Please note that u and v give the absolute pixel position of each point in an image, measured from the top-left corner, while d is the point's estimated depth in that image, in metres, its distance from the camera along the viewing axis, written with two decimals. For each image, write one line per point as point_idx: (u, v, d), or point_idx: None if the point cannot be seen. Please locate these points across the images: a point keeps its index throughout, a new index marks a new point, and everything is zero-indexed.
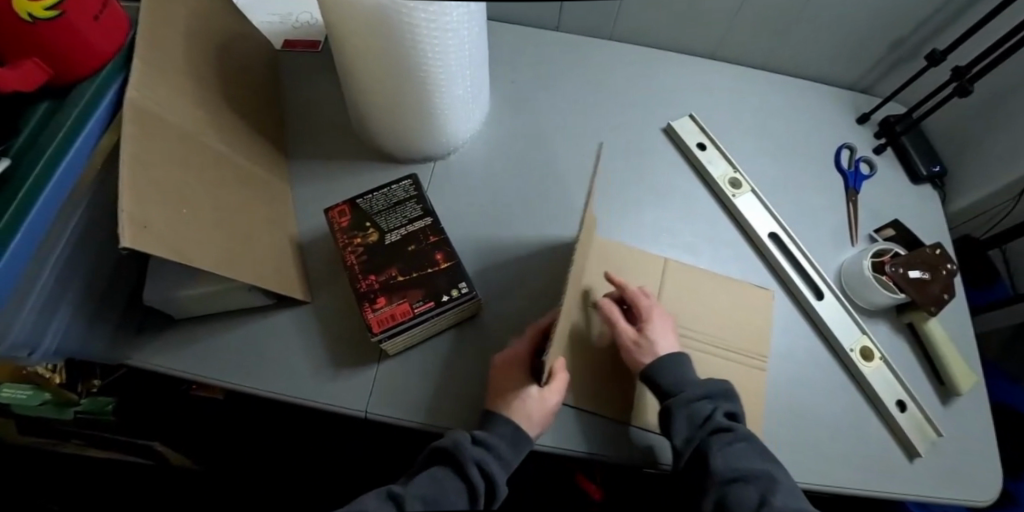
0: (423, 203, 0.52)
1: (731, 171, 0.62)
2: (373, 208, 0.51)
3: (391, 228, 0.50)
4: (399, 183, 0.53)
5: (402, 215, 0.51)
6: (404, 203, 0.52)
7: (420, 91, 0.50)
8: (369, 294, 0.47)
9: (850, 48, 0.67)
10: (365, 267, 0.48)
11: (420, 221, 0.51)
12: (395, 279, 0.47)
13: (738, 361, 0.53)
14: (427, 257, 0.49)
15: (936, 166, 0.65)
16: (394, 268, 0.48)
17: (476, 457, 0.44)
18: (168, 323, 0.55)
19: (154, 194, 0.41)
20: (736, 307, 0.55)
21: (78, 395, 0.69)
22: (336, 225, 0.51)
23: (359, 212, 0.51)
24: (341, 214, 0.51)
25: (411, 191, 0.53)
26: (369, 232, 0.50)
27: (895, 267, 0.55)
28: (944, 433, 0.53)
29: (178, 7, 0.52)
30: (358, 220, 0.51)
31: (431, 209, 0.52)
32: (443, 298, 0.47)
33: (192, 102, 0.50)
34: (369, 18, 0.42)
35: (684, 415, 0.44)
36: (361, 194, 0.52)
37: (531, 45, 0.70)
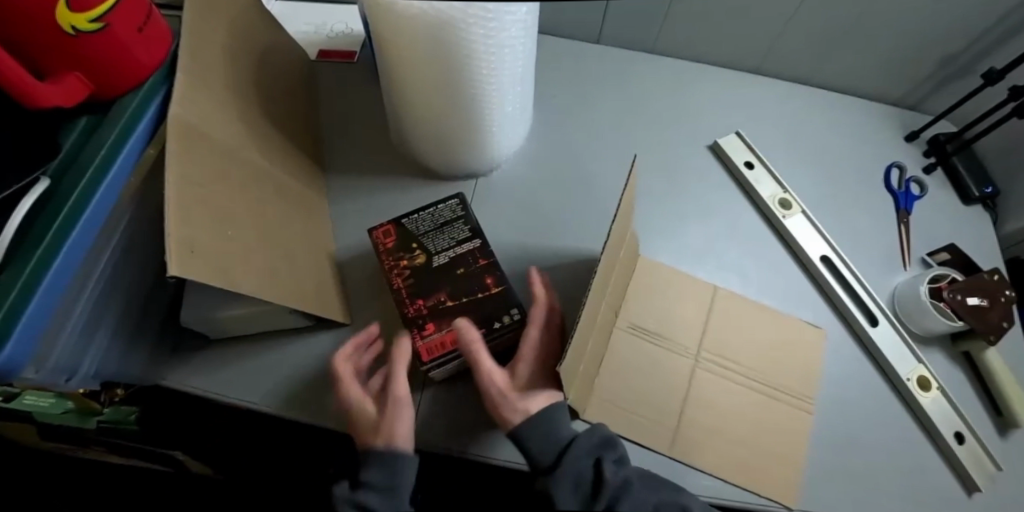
0: (471, 224, 0.51)
1: (780, 192, 0.60)
2: (419, 228, 0.50)
3: (439, 250, 0.49)
4: (446, 201, 0.52)
5: (450, 237, 0.49)
6: (451, 224, 0.50)
7: (469, 106, 0.49)
8: (416, 319, 0.45)
9: (901, 65, 0.65)
10: (412, 291, 0.47)
11: (468, 242, 0.49)
12: (444, 304, 0.46)
13: (788, 402, 0.51)
14: (477, 281, 0.47)
15: (989, 187, 0.63)
16: (443, 293, 0.46)
17: (344, 493, 0.44)
18: (203, 345, 0.54)
19: (202, 216, 0.40)
20: (782, 337, 0.54)
21: (101, 403, 0.65)
22: (380, 245, 0.49)
23: (404, 232, 0.50)
24: (386, 234, 0.50)
25: (460, 210, 0.51)
26: (415, 254, 0.48)
27: (953, 293, 0.53)
28: (1004, 467, 0.51)
29: (219, 21, 0.51)
30: (402, 241, 0.49)
31: (480, 230, 0.50)
32: (494, 325, 0.45)
33: (234, 117, 0.49)
34: (425, 34, 0.40)
35: (565, 468, 0.40)
36: (408, 211, 0.51)
37: (573, 58, 0.68)
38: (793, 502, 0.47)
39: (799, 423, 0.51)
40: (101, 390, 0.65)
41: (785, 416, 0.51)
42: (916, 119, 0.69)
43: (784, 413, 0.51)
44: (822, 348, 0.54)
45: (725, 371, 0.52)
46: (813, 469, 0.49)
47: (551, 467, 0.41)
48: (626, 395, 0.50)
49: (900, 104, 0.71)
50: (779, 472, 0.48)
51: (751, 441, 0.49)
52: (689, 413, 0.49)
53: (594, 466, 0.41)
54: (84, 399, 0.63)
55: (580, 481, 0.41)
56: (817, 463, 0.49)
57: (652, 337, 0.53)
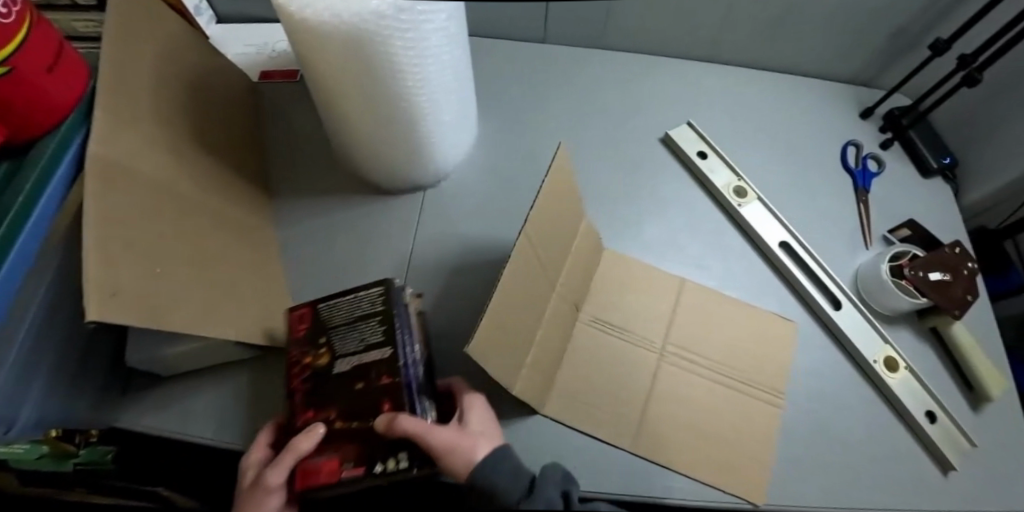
0: (388, 324, 0.39)
1: (735, 180, 0.59)
2: (334, 319, 0.42)
3: (344, 354, 0.40)
4: (368, 289, 0.41)
5: (359, 337, 0.40)
6: (366, 320, 0.40)
7: (403, 120, 0.48)
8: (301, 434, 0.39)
9: (851, 42, 0.63)
10: (308, 396, 0.41)
11: (378, 350, 0.39)
12: (334, 424, 0.38)
13: (754, 396, 0.50)
14: (372, 405, 0.37)
15: (946, 158, 0.63)
16: (335, 410, 0.39)
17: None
18: (156, 382, 0.52)
19: (126, 257, 0.39)
20: (746, 327, 0.53)
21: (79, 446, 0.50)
22: (293, 334, 0.43)
23: (320, 318, 0.43)
24: (301, 319, 0.44)
25: (377, 304, 0.40)
26: (321, 349, 0.41)
27: (914, 270, 0.52)
28: (978, 443, 0.51)
29: (147, 50, 0.50)
30: (313, 331, 0.43)
31: (396, 337, 0.39)
32: (375, 468, 0.36)
33: (163, 148, 0.48)
34: (342, 48, 0.39)
35: (534, 497, 0.36)
36: (333, 295, 0.43)
37: (518, 58, 0.66)
38: (763, 498, 0.46)
39: (765, 416, 0.50)
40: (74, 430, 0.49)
41: (751, 409, 0.50)
42: (872, 95, 0.68)
43: (750, 407, 0.50)
44: (793, 341, 0.53)
45: (689, 367, 0.51)
46: (783, 461, 0.48)
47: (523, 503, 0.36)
48: (588, 401, 0.48)
49: (855, 81, 0.69)
50: (748, 469, 0.47)
51: (723, 437, 0.48)
52: (655, 414, 0.48)
53: (560, 498, 0.37)
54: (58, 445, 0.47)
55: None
56: (786, 454, 0.48)
57: (614, 335, 0.52)
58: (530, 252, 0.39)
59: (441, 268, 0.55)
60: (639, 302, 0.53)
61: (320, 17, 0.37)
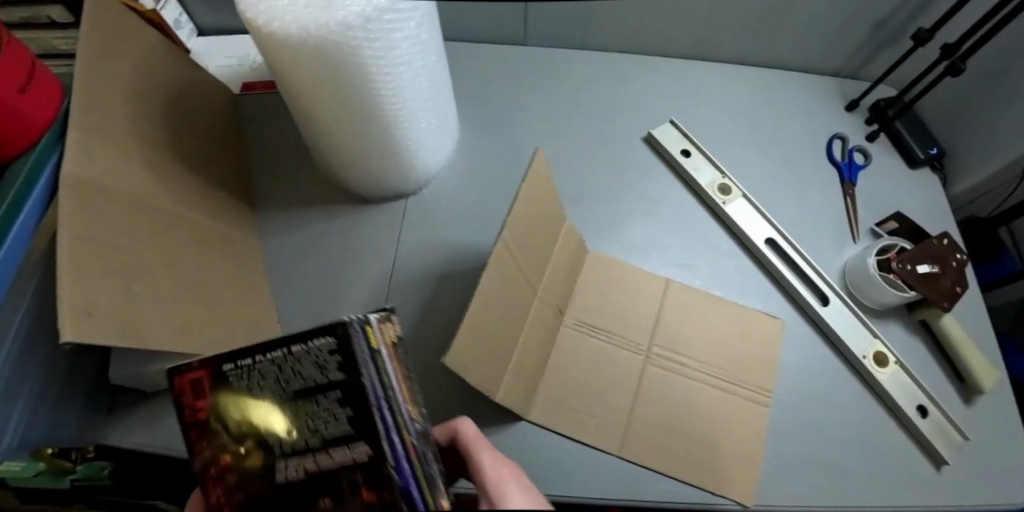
0: (355, 402, 0.24)
1: (719, 177, 0.58)
2: (261, 396, 0.25)
3: (288, 454, 0.24)
4: (312, 342, 0.24)
5: (314, 424, 0.24)
6: (318, 400, 0.24)
7: (380, 129, 0.47)
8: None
9: (834, 35, 0.63)
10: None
11: (348, 446, 0.24)
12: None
13: (743, 396, 0.50)
14: None
15: (933, 148, 0.62)
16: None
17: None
18: (142, 398, 0.52)
19: (103, 275, 0.39)
20: (733, 326, 0.52)
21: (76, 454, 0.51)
22: (187, 415, 0.25)
23: (232, 392, 0.25)
24: (195, 388, 0.25)
25: (336, 365, 0.24)
26: (245, 446, 0.25)
27: (902, 263, 0.52)
28: (971, 436, 0.50)
29: (123, 66, 0.49)
30: (223, 409, 0.25)
31: (379, 418, 0.24)
32: None
33: (141, 164, 0.48)
34: (311, 59, 0.39)
35: None
36: (252, 349, 0.25)
37: (498, 61, 0.66)
38: (752, 499, 0.45)
39: (754, 415, 0.49)
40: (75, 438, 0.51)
41: (739, 408, 0.49)
42: (857, 87, 0.68)
43: (737, 406, 0.49)
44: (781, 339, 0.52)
45: (677, 368, 0.50)
46: (773, 461, 0.48)
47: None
48: (575, 405, 0.48)
49: (840, 73, 0.69)
50: (737, 471, 0.46)
51: (712, 437, 0.48)
52: (643, 417, 0.48)
53: None
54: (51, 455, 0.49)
55: None
56: (776, 453, 0.48)
57: (600, 338, 0.52)
58: (507, 258, 0.39)
59: (425, 275, 0.55)
60: (625, 303, 0.53)
61: (287, 30, 0.37)
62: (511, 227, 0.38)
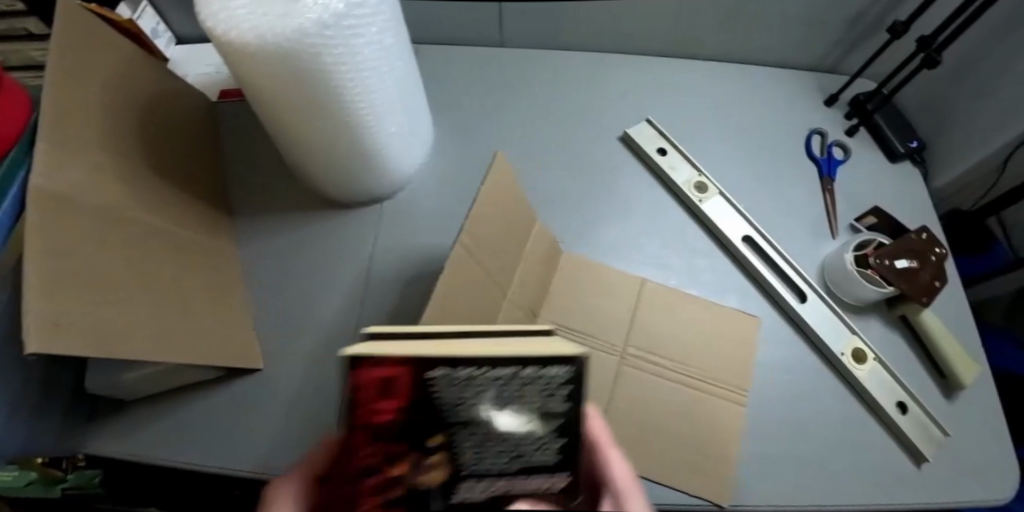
0: (571, 438, 0.22)
1: (696, 175, 0.58)
2: (458, 418, 0.20)
3: (476, 476, 0.21)
4: (550, 369, 0.20)
5: (514, 454, 0.21)
6: (534, 429, 0.21)
7: (349, 134, 0.47)
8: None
9: (811, 30, 0.62)
10: None
11: (549, 479, 0.22)
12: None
13: (719, 395, 0.49)
14: None
15: (913, 141, 0.62)
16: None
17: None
18: (122, 406, 0.53)
19: (73, 285, 0.38)
20: (711, 324, 0.52)
21: None
22: (360, 415, 0.19)
23: (424, 403, 0.20)
24: (382, 388, 0.19)
25: (560, 398, 0.21)
26: (427, 455, 0.20)
27: (879, 258, 0.51)
28: (951, 432, 0.50)
29: (98, 76, 0.49)
30: (414, 413, 0.20)
31: (577, 455, 0.22)
32: None
33: (112, 175, 0.47)
34: (272, 65, 0.39)
35: None
36: (465, 361, 0.19)
37: (474, 63, 0.66)
38: (727, 499, 0.45)
39: (732, 415, 0.49)
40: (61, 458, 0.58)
41: (715, 408, 0.49)
42: (837, 81, 0.67)
43: (712, 406, 0.49)
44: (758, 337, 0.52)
45: (655, 369, 0.50)
46: (748, 461, 0.47)
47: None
48: None
49: (820, 68, 0.68)
50: (714, 471, 0.46)
51: (688, 437, 0.47)
52: (619, 417, 0.48)
53: None
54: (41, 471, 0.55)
55: None
56: (753, 454, 0.48)
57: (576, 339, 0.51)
58: (468, 260, 0.39)
59: (402, 280, 0.55)
60: (601, 304, 0.53)
61: (246, 38, 0.37)
62: (470, 230, 0.38)
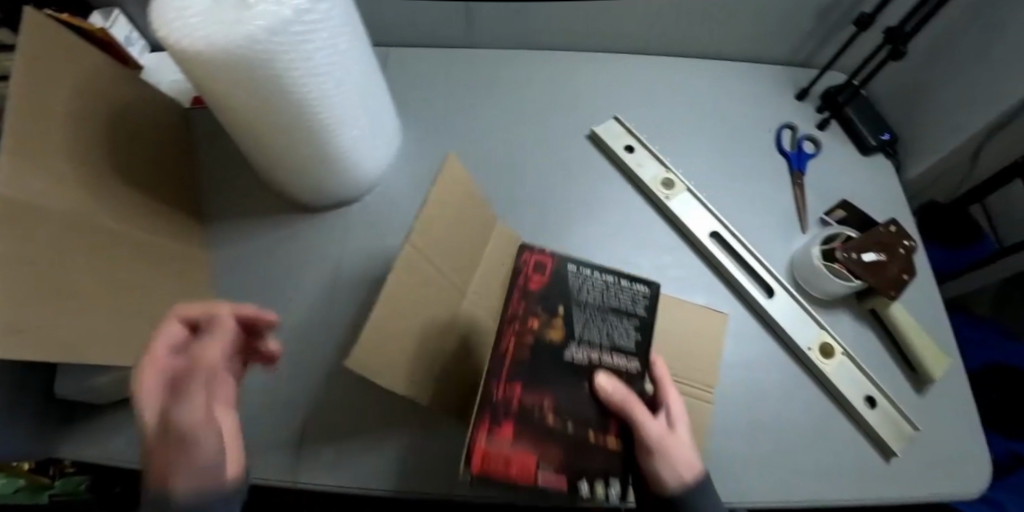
0: (643, 334, 0.36)
1: (663, 172, 0.59)
2: (581, 296, 0.35)
3: (583, 340, 0.34)
4: (634, 284, 0.37)
5: (606, 334, 0.35)
6: (618, 317, 0.35)
7: (311, 139, 0.48)
8: (503, 404, 0.31)
9: (780, 25, 0.62)
10: (524, 367, 0.33)
11: (624, 357, 0.35)
12: (544, 417, 0.32)
13: (692, 395, 0.47)
14: (600, 413, 0.33)
15: (885, 134, 0.61)
16: (546, 399, 0.32)
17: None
18: (95, 411, 0.53)
19: (33, 292, 0.39)
20: (685, 320, 0.50)
21: (51, 477, 0.71)
22: (525, 279, 0.35)
23: (561, 283, 0.35)
24: (539, 267, 0.35)
25: (641, 306, 0.36)
26: (556, 320, 0.34)
27: (846, 252, 0.51)
28: (921, 427, 0.49)
29: (65, 83, 0.49)
30: (553, 289, 0.35)
31: (643, 351, 0.35)
32: (580, 490, 0.31)
33: (78, 182, 0.47)
34: (227, 73, 0.39)
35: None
36: (591, 267, 0.36)
37: (443, 65, 0.67)
38: None
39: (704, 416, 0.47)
40: (50, 465, 0.71)
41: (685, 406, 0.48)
42: (809, 75, 0.67)
43: (682, 404, 0.48)
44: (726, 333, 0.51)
45: None
46: (715, 458, 0.47)
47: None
48: None
49: (792, 62, 0.68)
50: None
51: None
52: None
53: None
54: (32, 476, 0.69)
55: None
56: (721, 449, 0.48)
57: None
58: (416, 262, 0.40)
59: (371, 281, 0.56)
60: None
61: (197, 46, 0.37)
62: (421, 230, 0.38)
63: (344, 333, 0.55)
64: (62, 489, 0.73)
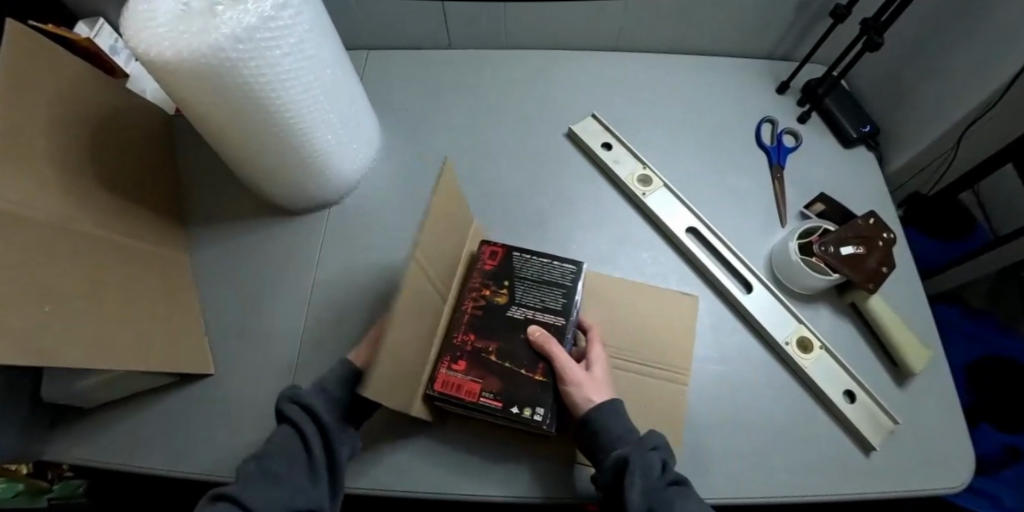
0: (569, 299, 0.45)
1: (640, 168, 0.59)
2: (522, 272, 0.46)
3: (522, 303, 0.45)
4: (565, 263, 0.47)
5: (541, 298, 0.45)
6: (552, 286, 0.46)
7: (284, 144, 0.49)
8: (460, 347, 0.43)
9: (758, 19, 0.62)
10: (474, 323, 0.44)
11: (553, 315, 0.44)
12: (490, 356, 0.43)
13: (660, 376, 0.49)
14: (531, 355, 0.43)
15: (866, 126, 0.61)
16: (492, 345, 0.43)
17: (287, 394, 0.45)
18: (82, 414, 0.54)
19: (19, 296, 0.38)
20: (652, 305, 0.52)
21: (50, 482, 0.68)
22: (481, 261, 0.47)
23: (509, 263, 0.47)
24: (492, 255, 0.47)
25: (569, 280, 0.46)
26: (502, 289, 0.46)
27: (823, 246, 0.50)
28: (901, 420, 0.49)
29: (47, 93, 0.50)
30: (500, 270, 0.46)
31: (571, 312, 0.45)
32: (511, 409, 0.41)
33: (63, 188, 0.47)
34: (193, 81, 0.39)
35: (648, 461, 0.40)
36: (531, 251, 0.47)
37: (422, 69, 0.68)
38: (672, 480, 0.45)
39: (676, 395, 0.48)
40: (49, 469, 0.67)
41: (657, 391, 0.48)
42: (789, 69, 0.67)
43: (653, 387, 0.48)
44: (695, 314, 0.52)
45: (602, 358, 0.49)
46: (694, 453, 0.47)
47: (621, 448, 0.41)
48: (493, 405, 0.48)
49: (772, 56, 0.68)
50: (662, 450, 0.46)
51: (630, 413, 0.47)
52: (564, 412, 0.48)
53: (660, 462, 0.41)
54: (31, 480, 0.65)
55: (645, 489, 0.39)
56: (701, 446, 0.47)
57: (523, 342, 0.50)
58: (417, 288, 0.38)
59: (353, 281, 0.57)
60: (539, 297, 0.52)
61: (163, 54, 0.37)
62: None
63: (325, 334, 0.55)
64: (61, 492, 0.71)
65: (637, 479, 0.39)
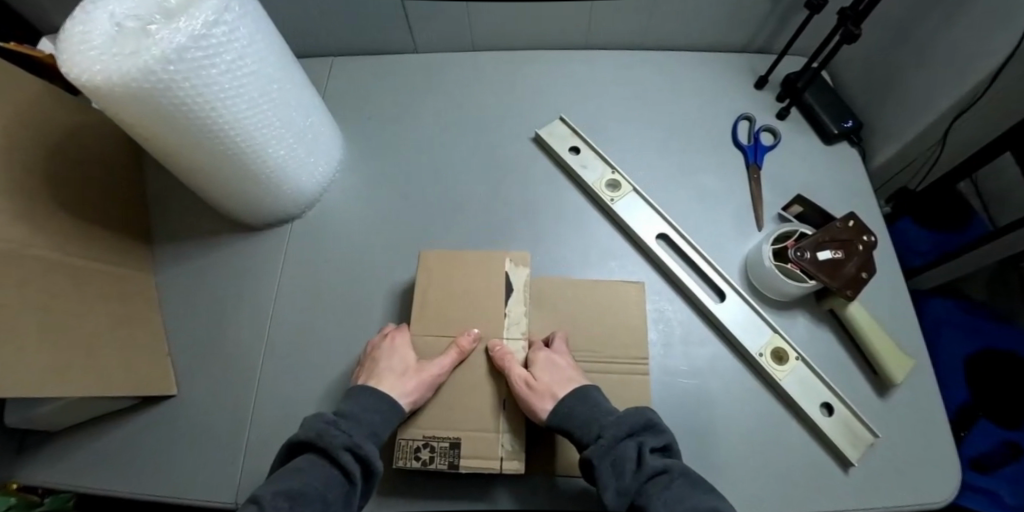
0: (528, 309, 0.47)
1: (609, 172, 0.57)
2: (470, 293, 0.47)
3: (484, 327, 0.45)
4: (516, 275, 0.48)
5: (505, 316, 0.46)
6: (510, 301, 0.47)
7: (234, 162, 0.47)
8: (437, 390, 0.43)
9: (731, 12, 0.59)
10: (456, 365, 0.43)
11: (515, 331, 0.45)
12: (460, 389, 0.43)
13: (623, 369, 0.46)
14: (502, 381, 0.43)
15: (848, 120, 0.58)
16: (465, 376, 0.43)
17: (346, 440, 0.39)
18: (50, 437, 0.54)
19: None
20: (612, 301, 0.49)
21: None
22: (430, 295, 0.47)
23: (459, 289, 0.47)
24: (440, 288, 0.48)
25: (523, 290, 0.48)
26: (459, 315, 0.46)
27: (798, 252, 0.47)
28: (881, 434, 0.46)
29: (1, 112, 0.49)
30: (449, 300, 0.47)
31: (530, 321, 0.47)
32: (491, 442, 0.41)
33: (16, 210, 0.46)
34: (127, 106, 0.38)
35: (616, 457, 0.37)
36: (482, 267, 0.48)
37: (389, 76, 0.66)
38: None
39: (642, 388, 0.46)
40: None
41: (623, 387, 0.46)
42: (767, 62, 0.64)
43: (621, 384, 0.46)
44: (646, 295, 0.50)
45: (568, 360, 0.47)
46: None
47: (587, 445, 0.39)
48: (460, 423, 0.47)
49: (750, 49, 0.65)
50: None
51: None
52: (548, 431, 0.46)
53: (633, 451, 0.38)
54: None
55: (621, 489, 0.36)
56: None
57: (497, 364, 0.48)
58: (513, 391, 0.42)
59: (319, 295, 0.57)
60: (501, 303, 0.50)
61: (93, 82, 0.36)
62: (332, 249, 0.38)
63: (289, 351, 0.55)
64: None
65: (608, 483, 0.37)
